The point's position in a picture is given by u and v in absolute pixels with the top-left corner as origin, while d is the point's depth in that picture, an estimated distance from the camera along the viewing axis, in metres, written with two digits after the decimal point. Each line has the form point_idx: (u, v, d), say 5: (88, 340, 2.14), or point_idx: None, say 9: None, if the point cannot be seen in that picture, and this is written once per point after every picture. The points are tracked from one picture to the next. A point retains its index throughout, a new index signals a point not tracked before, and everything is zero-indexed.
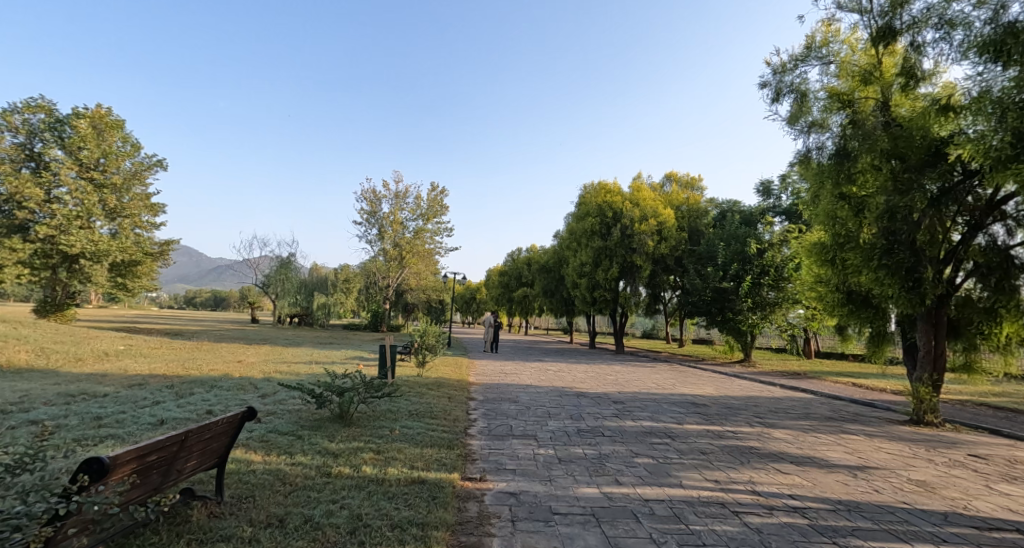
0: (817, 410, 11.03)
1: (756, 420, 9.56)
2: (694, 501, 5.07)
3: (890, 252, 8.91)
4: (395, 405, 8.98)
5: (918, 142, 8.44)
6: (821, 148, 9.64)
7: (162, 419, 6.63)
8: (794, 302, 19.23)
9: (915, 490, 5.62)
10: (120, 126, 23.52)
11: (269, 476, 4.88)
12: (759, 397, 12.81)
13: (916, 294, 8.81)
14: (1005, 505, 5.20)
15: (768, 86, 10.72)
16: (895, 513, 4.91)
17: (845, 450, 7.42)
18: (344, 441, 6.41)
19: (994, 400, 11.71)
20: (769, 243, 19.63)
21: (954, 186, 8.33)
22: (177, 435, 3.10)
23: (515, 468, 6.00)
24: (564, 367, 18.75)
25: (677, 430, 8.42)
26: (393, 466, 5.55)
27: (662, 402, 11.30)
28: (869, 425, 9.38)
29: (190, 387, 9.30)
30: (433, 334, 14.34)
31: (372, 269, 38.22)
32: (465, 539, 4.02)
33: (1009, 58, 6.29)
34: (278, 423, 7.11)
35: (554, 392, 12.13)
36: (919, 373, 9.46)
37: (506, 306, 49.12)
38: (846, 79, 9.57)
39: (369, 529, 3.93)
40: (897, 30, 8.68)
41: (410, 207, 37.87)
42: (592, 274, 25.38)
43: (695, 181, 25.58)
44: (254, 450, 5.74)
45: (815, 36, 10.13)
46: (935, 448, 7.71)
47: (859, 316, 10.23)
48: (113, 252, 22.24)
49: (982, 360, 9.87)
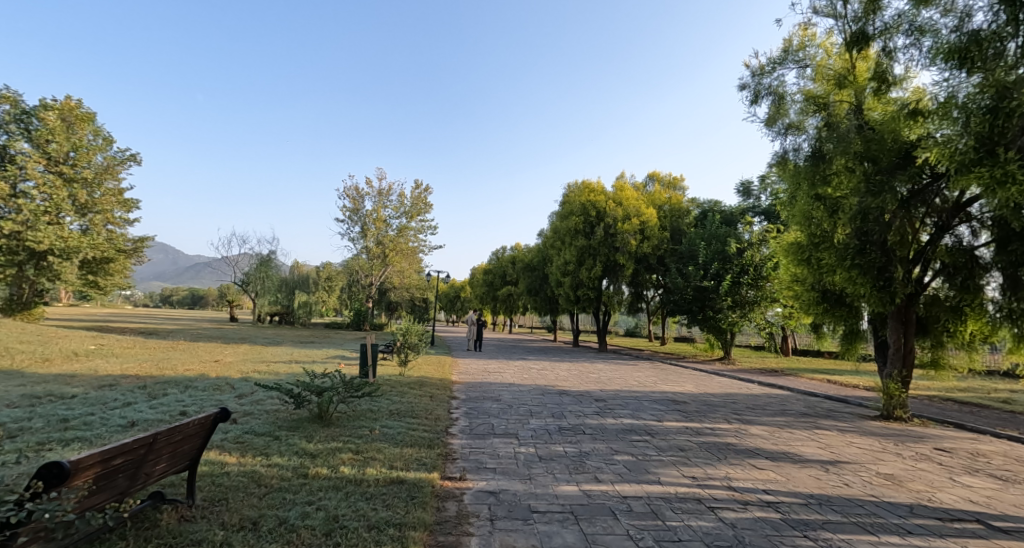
0: (792, 407, 11.27)
1: (734, 417, 9.73)
2: (670, 497, 5.14)
3: (862, 252, 9.13)
4: (376, 405, 8.94)
5: (889, 145, 8.64)
6: (798, 150, 9.87)
7: (134, 421, 6.52)
8: (772, 301, 19.56)
9: (883, 484, 5.78)
10: (91, 118, 22.92)
11: (244, 478, 4.82)
12: (736, 394, 13.00)
13: (887, 292, 9.07)
14: (966, 497, 5.37)
15: (747, 88, 10.89)
16: (864, 506, 5.04)
17: (818, 445, 7.59)
18: (323, 441, 6.36)
19: (960, 396, 12.10)
20: (748, 243, 19.94)
21: (923, 189, 8.61)
22: (144, 437, 3.03)
23: (496, 467, 6.01)
24: (546, 365, 18.78)
25: (657, 427, 8.51)
26: (371, 466, 5.52)
27: (642, 400, 11.41)
28: (841, 421, 9.62)
29: (165, 388, 9.14)
30: (416, 332, 14.23)
31: (354, 267, 37.94)
32: (443, 539, 4.02)
33: (974, 65, 6.50)
34: (255, 423, 7.05)
35: (536, 391, 12.18)
36: (889, 369, 9.70)
37: (490, 305, 49.17)
38: (822, 82, 9.79)
39: (346, 530, 3.92)
40: (871, 36, 8.87)
41: (393, 205, 37.64)
42: (576, 273, 25.48)
43: (677, 181, 25.80)
44: (228, 451, 5.67)
45: (791, 39, 10.31)
46: (904, 442, 7.94)
47: (833, 314, 10.48)
48: (83, 248, 21.65)
49: (948, 356, 10.21)
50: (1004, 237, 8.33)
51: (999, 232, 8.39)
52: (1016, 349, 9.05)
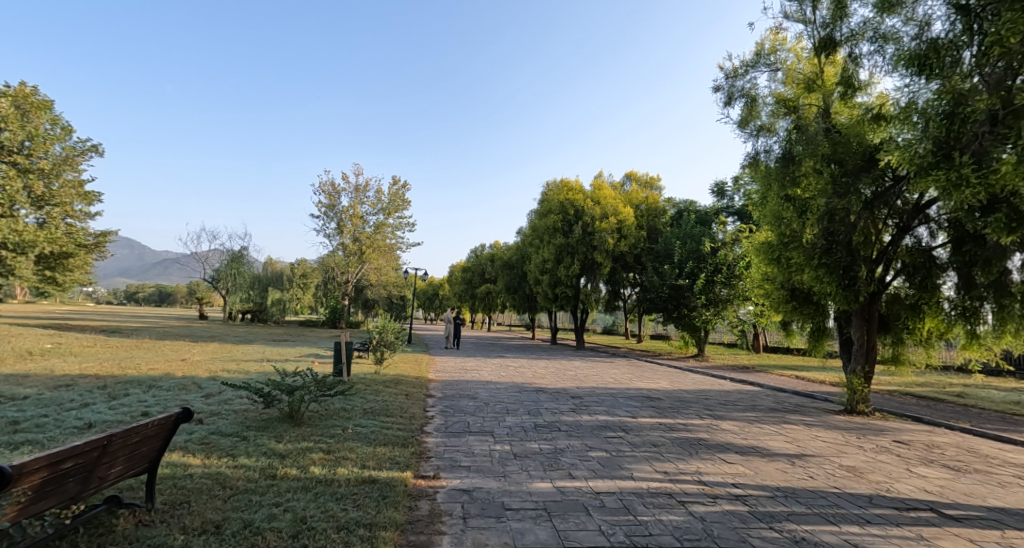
0: (762, 402, 11.52)
1: (706, 413, 9.90)
2: (643, 493, 5.20)
3: (829, 252, 9.39)
4: (349, 404, 8.82)
5: (854, 148, 8.89)
6: (769, 151, 10.10)
7: (90, 423, 6.25)
8: (744, 299, 19.99)
9: (845, 476, 5.96)
10: (48, 106, 22.08)
11: (208, 480, 4.69)
12: (708, 390, 13.24)
13: (851, 291, 9.34)
14: (922, 487, 5.57)
15: (721, 89, 11.06)
16: (826, 498, 5.19)
17: (785, 439, 7.78)
18: (293, 441, 6.26)
19: (919, 390, 12.56)
20: (722, 242, 20.36)
21: (886, 191, 8.87)
22: (98, 439, 2.93)
23: (470, 465, 6.01)
24: (524, 362, 18.81)
25: (630, 423, 8.61)
26: (343, 466, 5.44)
27: (617, 396, 11.53)
28: (808, 415, 9.89)
29: (127, 387, 8.88)
30: (393, 330, 14.08)
31: (330, 263, 37.34)
32: (414, 539, 3.99)
33: (932, 71, 6.73)
34: (222, 424, 6.88)
35: (513, 388, 12.19)
36: (853, 365, 10.00)
37: (469, 302, 49.00)
38: (792, 86, 10.01)
39: (313, 532, 3.85)
40: (838, 42, 9.12)
41: (370, 201, 37.15)
42: (554, 271, 25.56)
43: (654, 181, 26.02)
44: (192, 453, 5.50)
45: (763, 43, 10.51)
46: (866, 435, 8.22)
47: (801, 312, 10.75)
48: (40, 243, 20.69)
49: (908, 352, 10.55)
50: (959, 237, 8.71)
51: (955, 233, 8.76)
52: (970, 346, 9.45)
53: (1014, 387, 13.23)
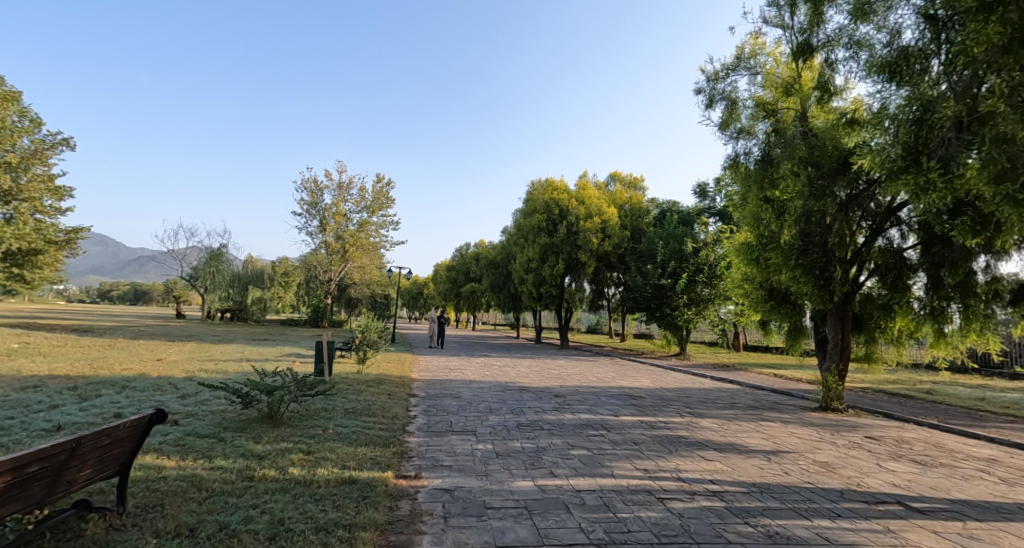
0: (741, 400, 11.73)
1: (686, 411, 10.02)
2: (623, 490, 5.26)
3: (805, 252, 9.53)
4: (330, 404, 8.75)
5: (830, 152, 9.09)
6: (748, 154, 10.24)
7: (58, 425, 6.10)
8: (724, 298, 20.28)
9: (819, 471, 6.09)
10: (16, 98, 21.41)
11: (182, 482, 4.62)
12: (689, 389, 13.42)
13: (826, 291, 9.54)
14: (890, 481, 5.73)
15: (702, 92, 11.20)
16: (800, 493, 5.30)
17: (762, 436, 7.92)
18: (273, 442, 6.19)
19: (891, 387, 12.90)
20: (704, 242, 20.59)
21: (859, 194, 9.11)
22: (65, 442, 2.87)
23: (452, 464, 6.01)
24: (509, 362, 18.84)
25: (612, 421, 8.69)
26: (322, 467, 5.40)
27: (599, 395, 11.61)
28: (784, 412, 10.09)
29: (98, 388, 8.67)
30: (375, 329, 13.98)
31: (312, 262, 36.87)
32: (394, 539, 3.98)
33: (903, 78, 6.92)
34: (198, 425, 6.77)
35: (496, 387, 12.22)
36: (828, 363, 10.22)
37: (453, 302, 48.81)
38: (771, 89, 10.18)
39: (291, 533, 3.82)
40: (815, 47, 9.34)
41: (353, 199, 36.80)
42: (538, 271, 25.62)
43: (638, 181, 26.26)
44: (167, 455, 5.40)
45: (743, 47, 10.67)
46: (839, 431, 8.41)
47: (779, 311, 10.94)
48: (7, 239, 19.95)
49: (880, 350, 10.78)
50: (928, 239, 8.98)
51: (925, 235, 9.01)
52: (937, 344, 9.74)
53: (980, 383, 13.68)
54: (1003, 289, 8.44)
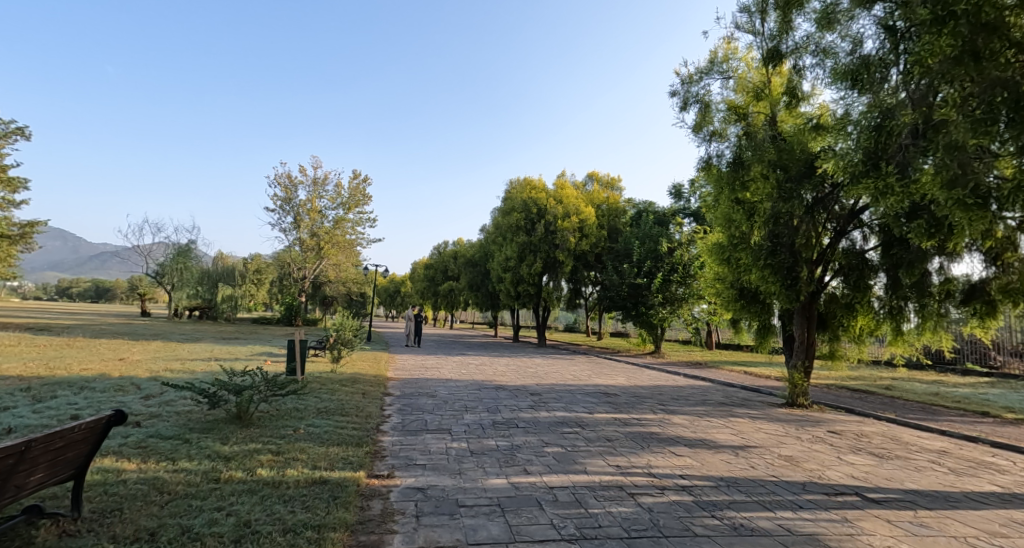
0: (712, 397, 11.98)
1: (659, 407, 10.19)
2: (595, 486, 5.31)
3: (774, 253, 9.78)
4: (302, 404, 8.60)
5: (798, 155, 9.31)
6: (720, 156, 10.38)
7: (8, 428, 5.84)
8: (698, 297, 20.65)
9: (783, 465, 6.26)
10: None
11: (143, 485, 4.50)
12: (663, 386, 13.64)
13: (793, 290, 9.79)
14: (850, 474, 5.92)
15: (677, 95, 11.35)
16: (765, 486, 5.44)
17: (731, 432, 8.10)
18: (241, 443, 6.06)
19: (853, 383, 13.34)
20: (679, 242, 20.89)
21: (824, 197, 9.40)
22: (15, 445, 2.75)
23: (425, 463, 5.97)
24: (486, 360, 18.82)
25: (587, 419, 8.77)
26: (292, 467, 5.33)
27: (575, 393, 11.72)
28: (753, 408, 10.34)
29: (55, 390, 8.34)
30: (351, 328, 13.77)
31: (286, 259, 36.16)
32: (364, 539, 3.95)
33: (865, 86, 7.15)
34: (162, 426, 6.58)
35: (472, 386, 12.20)
36: (795, 360, 10.50)
37: (431, 300, 48.48)
38: (742, 94, 10.37)
39: (257, 536, 3.75)
40: (784, 54, 9.53)
41: (329, 195, 36.25)
42: (516, 269, 25.64)
43: (615, 182, 26.57)
44: (127, 458, 5.24)
45: (716, 52, 10.86)
46: (804, 426, 8.66)
47: (748, 310, 11.16)
48: None
49: (843, 348, 11.09)
50: (887, 241, 9.31)
51: (884, 236, 9.33)
52: (895, 342, 10.12)
53: (935, 379, 14.30)
54: (954, 289, 8.79)
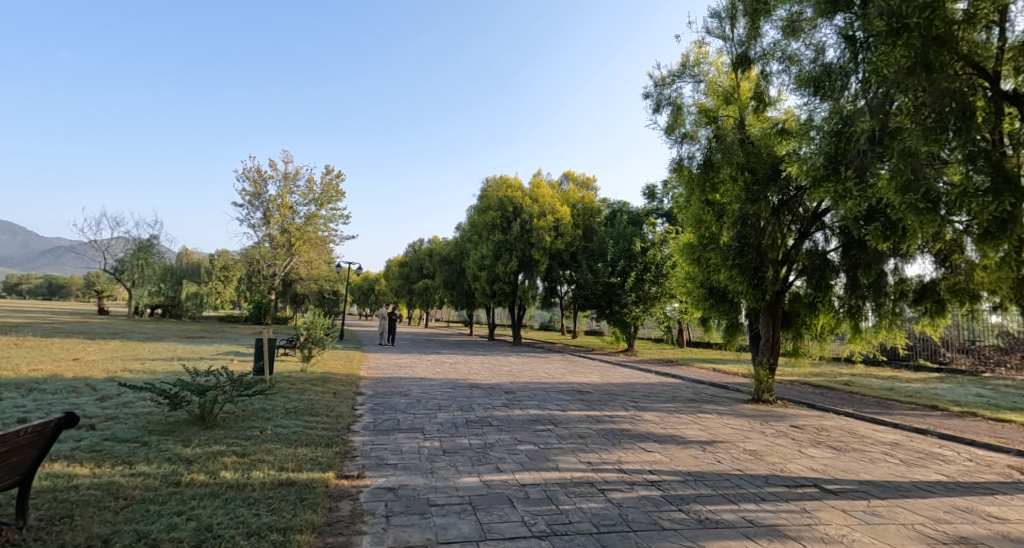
0: (681, 394, 12.21)
1: (631, 405, 10.33)
2: (566, 483, 5.35)
3: (741, 253, 10.02)
4: (269, 404, 8.41)
5: (764, 158, 9.57)
6: (692, 158, 10.53)
7: None
8: (670, 296, 20.96)
9: (747, 459, 6.41)
10: None
11: (97, 491, 4.33)
12: (635, 383, 13.83)
13: (759, 290, 10.05)
14: (810, 466, 6.11)
15: (650, 97, 11.49)
16: (730, 480, 5.55)
17: (699, 427, 8.25)
18: (203, 445, 5.88)
19: (816, 380, 13.77)
20: (651, 242, 21.12)
21: (789, 199, 9.64)
22: None
23: (397, 463, 5.91)
24: (460, 359, 18.74)
25: (559, 416, 8.82)
26: (258, 469, 5.21)
27: (548, 391, 11.79)
28: (721, 405, 10.57)
29: (2, 392, 7.94)
30: (322, 326, 13.52)
31: (255, 256, 35.18)
32: (332, 540, 3.90)
33: (826, 93, 7.39)
34: (119, 429, 6.33)
35: (446, 385, 12.14)
36: (760, 357, 10.76)
37: (405, 299, 48.11)
38: (712, 97, 10.55)
39: (219, 540, 3.65)
40: (752, 59, 9.76)
41: (300, 191, 35.56)
42: (492, 267, 25.61)
43: (590, 181, 26.76)
44: (79, 463, 5.03)
45: (688, 55, 11.02)
46: (769, 421, 8.90)
47: (717, 309, 11.37)
48: None
49: (806, 345, 11.43)
50: (847, 242, 9.64)
51: (845, 238, 9.64)
52: (854, 339, 10.49)
53: (892, 375, 14.89)
54: (908, 289, 9.14)
